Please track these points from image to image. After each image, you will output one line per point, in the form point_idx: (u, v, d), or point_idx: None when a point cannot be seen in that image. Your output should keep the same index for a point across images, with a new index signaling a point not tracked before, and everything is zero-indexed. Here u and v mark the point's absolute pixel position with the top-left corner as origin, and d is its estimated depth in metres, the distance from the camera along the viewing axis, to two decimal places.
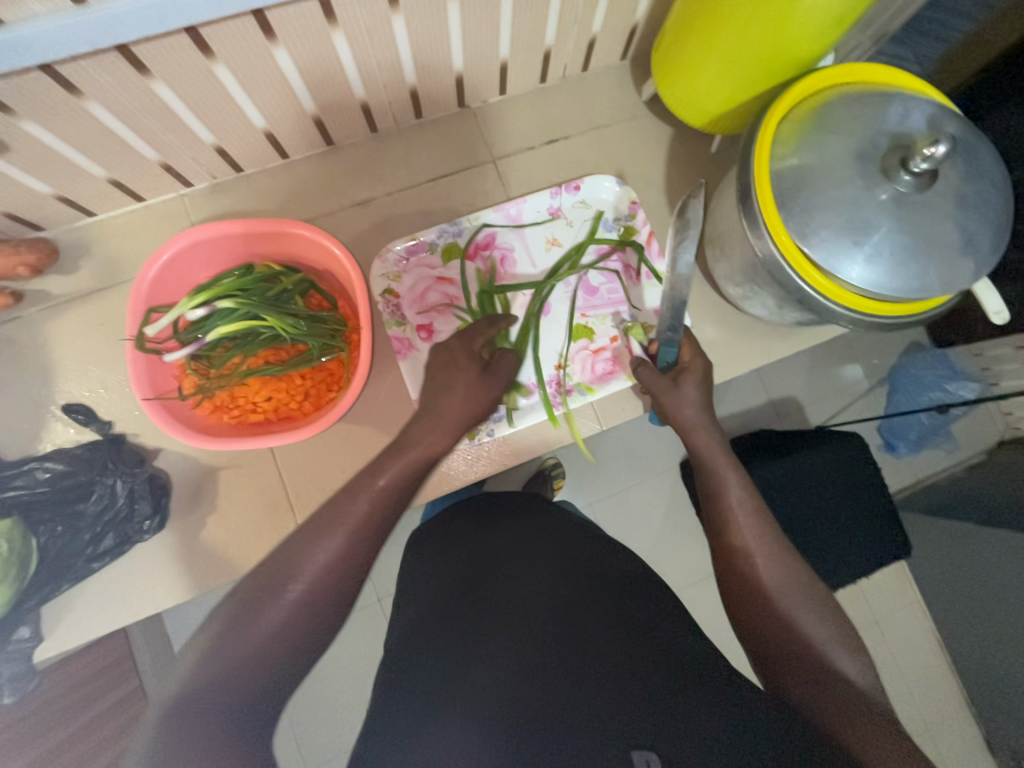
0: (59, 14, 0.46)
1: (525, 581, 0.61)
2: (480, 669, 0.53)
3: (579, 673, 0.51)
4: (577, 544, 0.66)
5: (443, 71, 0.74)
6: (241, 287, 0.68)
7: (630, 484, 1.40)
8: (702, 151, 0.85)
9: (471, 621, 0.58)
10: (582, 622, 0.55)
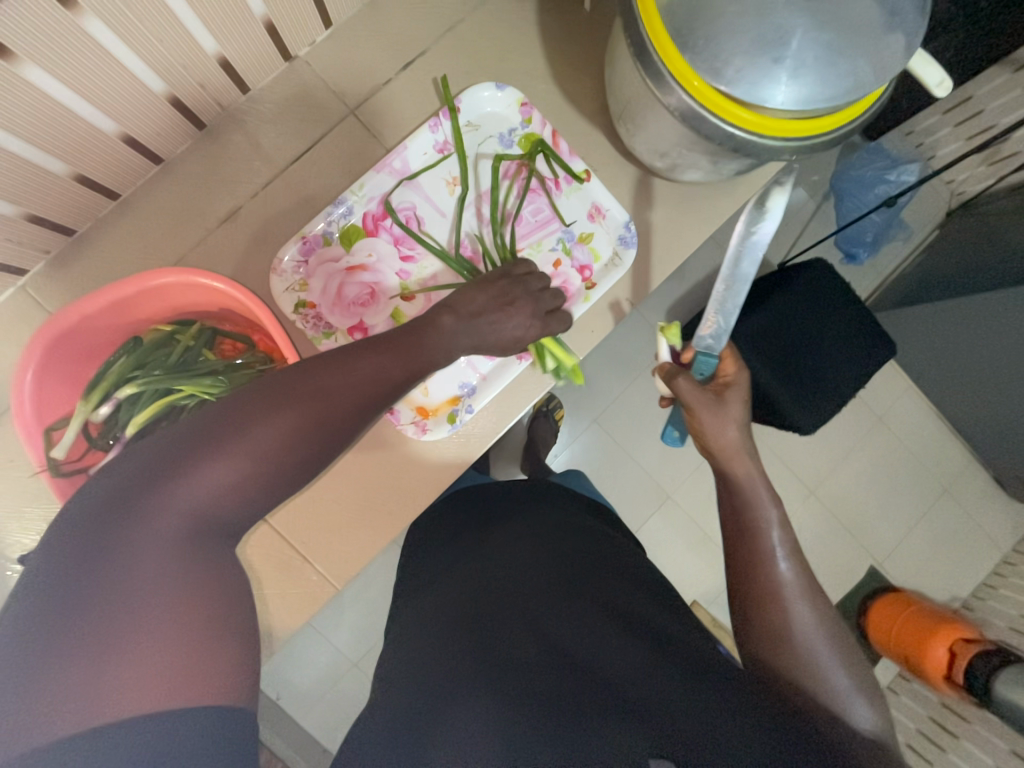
0: None
1: (526, 576, 0.63)
2: (490, 659, 0.53)
3: (593, 666, 0.51)
4: (579, 554, 0.67)
5: (246, 22, 0.59)
6: (138, 365, 0.60)
7: (625, 391, 1.39)
8: (577, 14, 0.73)
9: (492, 617, 0.58)
10: (593, 617, 0.56)
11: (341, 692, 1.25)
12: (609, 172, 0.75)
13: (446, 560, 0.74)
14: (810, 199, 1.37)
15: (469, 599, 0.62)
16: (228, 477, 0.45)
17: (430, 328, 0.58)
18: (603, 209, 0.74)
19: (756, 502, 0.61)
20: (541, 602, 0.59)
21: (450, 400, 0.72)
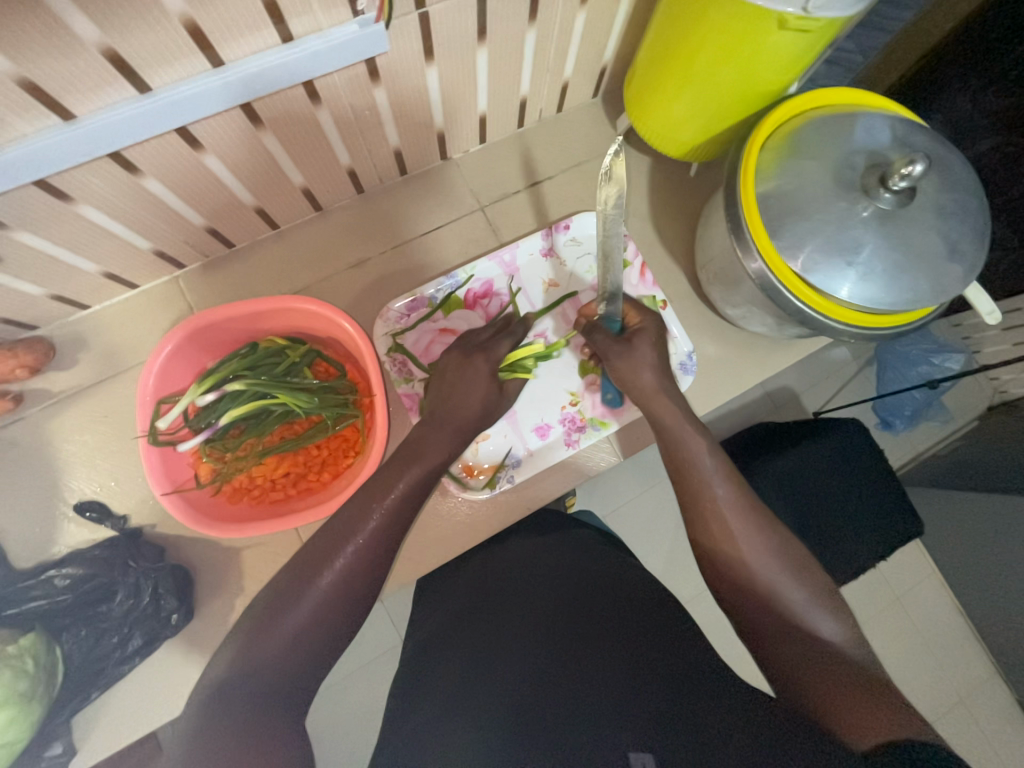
0: (51, 131, 0.48)
1: (520, 593, 0.69)
2: (480, 686, 0.57)
3: (587, 680, 0.53)
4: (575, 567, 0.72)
5: (426, 130, 0.75)
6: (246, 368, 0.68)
7: (644, 499, 1.40)
8: (681, 178, 0.88)
9: (482, 633, 0.65)
10: (582, 633, 0.58)
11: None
12: (683, 304, 0.85)
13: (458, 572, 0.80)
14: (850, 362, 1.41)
15: (477, 619, 0.68)
16: (351, 554, 0.54)
17: (466, 382, 0.67)
18: (672, 336, 0.82)
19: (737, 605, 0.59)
20: (535, 620, 0.62)
21: (494, 466, 0.78)
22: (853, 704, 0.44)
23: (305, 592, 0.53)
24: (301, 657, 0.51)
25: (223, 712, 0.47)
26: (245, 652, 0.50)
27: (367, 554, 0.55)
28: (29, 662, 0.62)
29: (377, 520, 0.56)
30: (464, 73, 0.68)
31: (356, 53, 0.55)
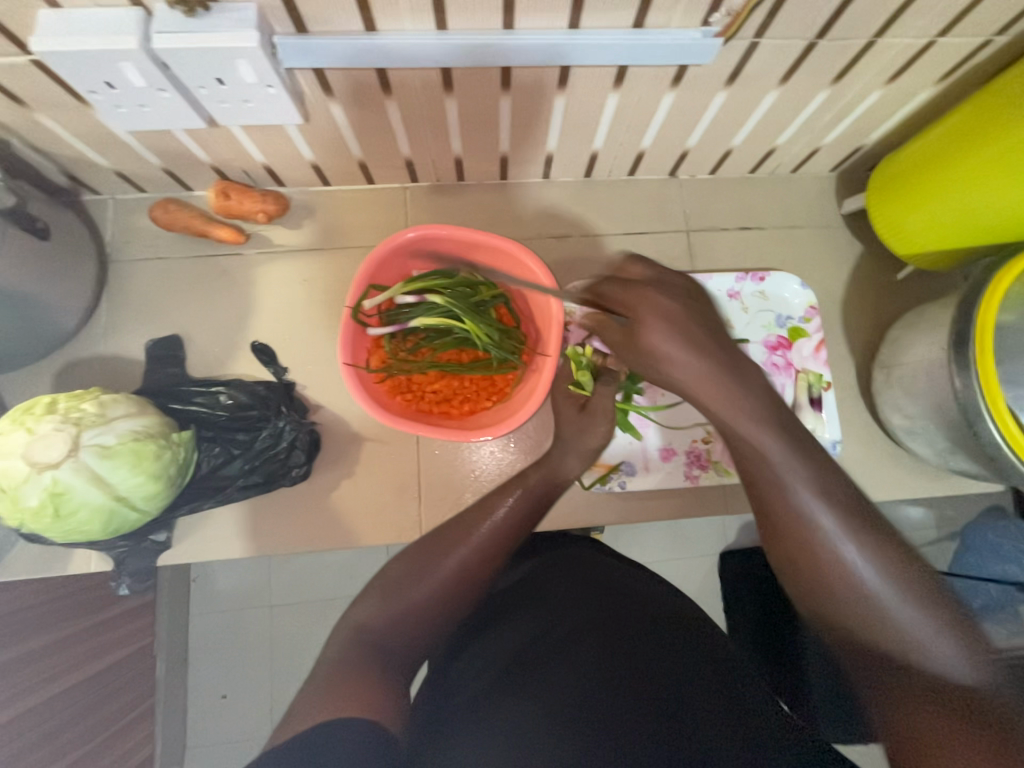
0: (422, 33, 0.55)
1: (559, 598, 0.68)
2: (526, 681, 0.59)
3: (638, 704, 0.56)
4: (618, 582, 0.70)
5: (676, 144, 0.79)
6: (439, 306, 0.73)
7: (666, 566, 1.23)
8: (886, 276, 0.87)
9: (520, 627, 0.66)
10: (627, 654, 0.60)
11: (251, 627, 1.17)
12: (842, 393, 0.84)
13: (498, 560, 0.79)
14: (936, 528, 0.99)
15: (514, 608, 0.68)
16: (461, 555, 0.62)
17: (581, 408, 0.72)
18: (822, 417, 0.80)
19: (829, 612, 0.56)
20: (579, 630, 0.63)
21: (610, 464, 0.79)
22: None
23: (418, 582, 0.60)
24: (405, 639, 0.58)
25: (347, 660, 0.54)
26: (364, 622, 0.58)
27: (475, 555, 0.62)
28: (181, 454, 0.66)
29: (487, 528, 0.64)
30: (744, 107, 0.71)
31: (681, 57, 0.59)
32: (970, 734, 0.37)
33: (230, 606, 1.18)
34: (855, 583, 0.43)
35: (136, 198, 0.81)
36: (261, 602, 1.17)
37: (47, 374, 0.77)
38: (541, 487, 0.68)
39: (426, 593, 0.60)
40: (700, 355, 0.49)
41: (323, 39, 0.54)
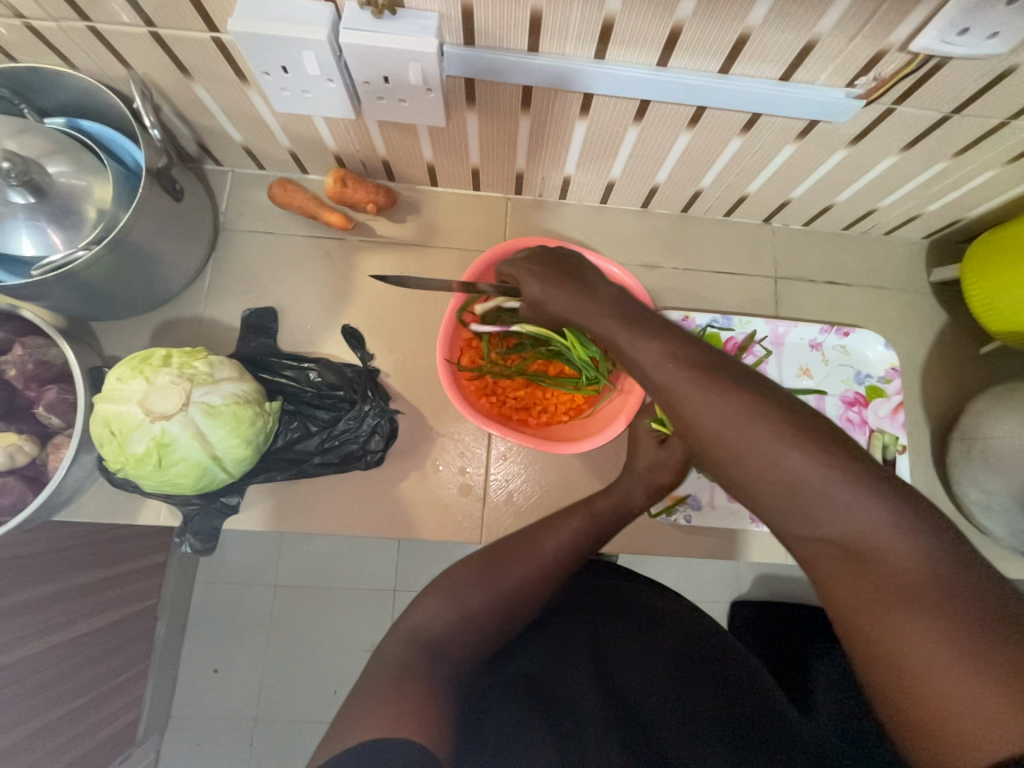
0: (579, 60, 0.58)
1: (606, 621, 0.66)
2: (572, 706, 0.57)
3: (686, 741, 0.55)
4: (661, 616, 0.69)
5: (781, 192, 0.81)
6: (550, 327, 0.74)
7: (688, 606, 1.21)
8: (969, 349, 0.87)
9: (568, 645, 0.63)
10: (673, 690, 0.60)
11: (252, 601, 1.17)
12: (915, 459, 0.83)
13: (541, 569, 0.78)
14: None
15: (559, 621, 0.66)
16: (527, 569, 0.59)
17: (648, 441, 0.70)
18: None
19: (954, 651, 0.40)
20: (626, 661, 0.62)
21: (676, 496, 0.80)
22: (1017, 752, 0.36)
23: (480, 592, 0.57)
24: (461, 650, 0.54)
25: (405, 663, 0.50)
26: (422, 628, 0.54)
27: (540, 573, 0.59)
28: (270, 423, 0.68)
29: (555, 544, 0.61)
30: (859, 166, 0.73)
31: (816, 112, 0.62)
32: (993, 669, 0.36)
33: (236, 578, 1.18)
34: (843, 528, 0.43)
35: (254, 173, 0.85)
36: (268, 580, 1.17)
37: (146, 327, 0.80)
38: (606, 516, 0.65)
39: (485, 604, 0.56)
40: (688, 373, 0.50)
41: (486, 54, 0.57)
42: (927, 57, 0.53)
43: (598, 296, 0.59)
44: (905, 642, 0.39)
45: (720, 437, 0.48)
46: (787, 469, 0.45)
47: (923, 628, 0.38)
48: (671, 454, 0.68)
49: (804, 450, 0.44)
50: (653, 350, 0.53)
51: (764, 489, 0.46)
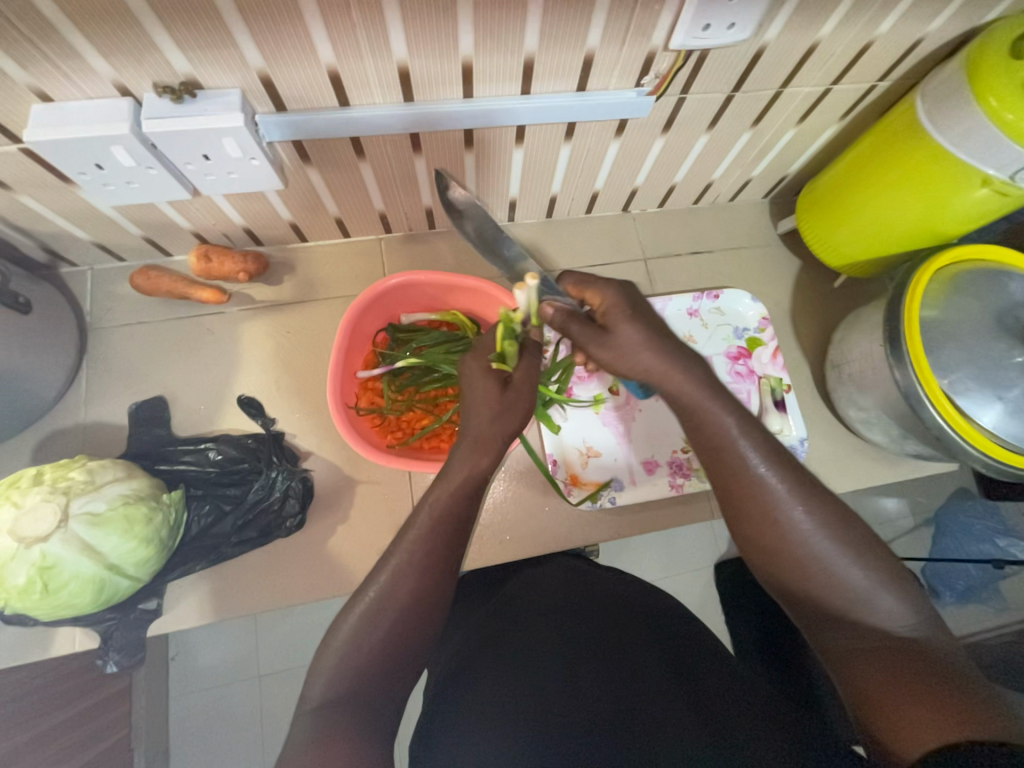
0: (391, 106, 0.62)
1: (547, 611, 0.69)
2: (511, 691, 0.61)
3: (631, 692, 0.59)
4: (604, 592, 0.73)
5: (625, 183, 0.88)
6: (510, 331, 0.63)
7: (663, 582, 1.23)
8: (825, 286, 0.96)
9: (521, 644, 0.66)
10: (613, 645, 0.64)
11: (238, 702, 1.07)
12: (802, 394, 0.91)
13: (492, 590, 0.77)
14: (909, 516, 1.04)
15: (512, 627, 0.68)
16: (399, 581, 0.55)
17: (484, 398, 0.61)
18: (788, 418, 0.86)
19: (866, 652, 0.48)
20: (568, 635, 0.66)
21: (599, 482, 0.83)
22: (903, 710, 0.44)
23: (378, 630, 0.53)
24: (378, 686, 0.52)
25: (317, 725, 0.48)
26: (331, 686, 0.51)
27: (407, 587, 0.54)
28: (172, 516, 0.66)
29: (412, 550, 0.56)
30: (681, 149, 0.80)
31: (620, 112, 0.68)
32: (927, 687, 0.44)
33: (211, 683, 1.06)
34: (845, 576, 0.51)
35: (116, 267, 0.83)
36: (247, 672, 1.07)
37: (26, 446, 0.76)
38: (455, 494, 0.58)
39: (379, 652, 0.53)
40: (786, 476, 0.54)
41: (302, 116, 0.60)
42: (690, 50, 0.60)
43: (641, 329, 0.59)
44: (895, 693, 0.45)
45: (797, 528, 0.53)
46: (832, 568, 0.51)
47: (914, 692, 0.44)
48: (516, 397, 0.62)
49: (863, 565, 0.51)
50: (754, 450, 0.55)
51: (804, 569, 0.52)
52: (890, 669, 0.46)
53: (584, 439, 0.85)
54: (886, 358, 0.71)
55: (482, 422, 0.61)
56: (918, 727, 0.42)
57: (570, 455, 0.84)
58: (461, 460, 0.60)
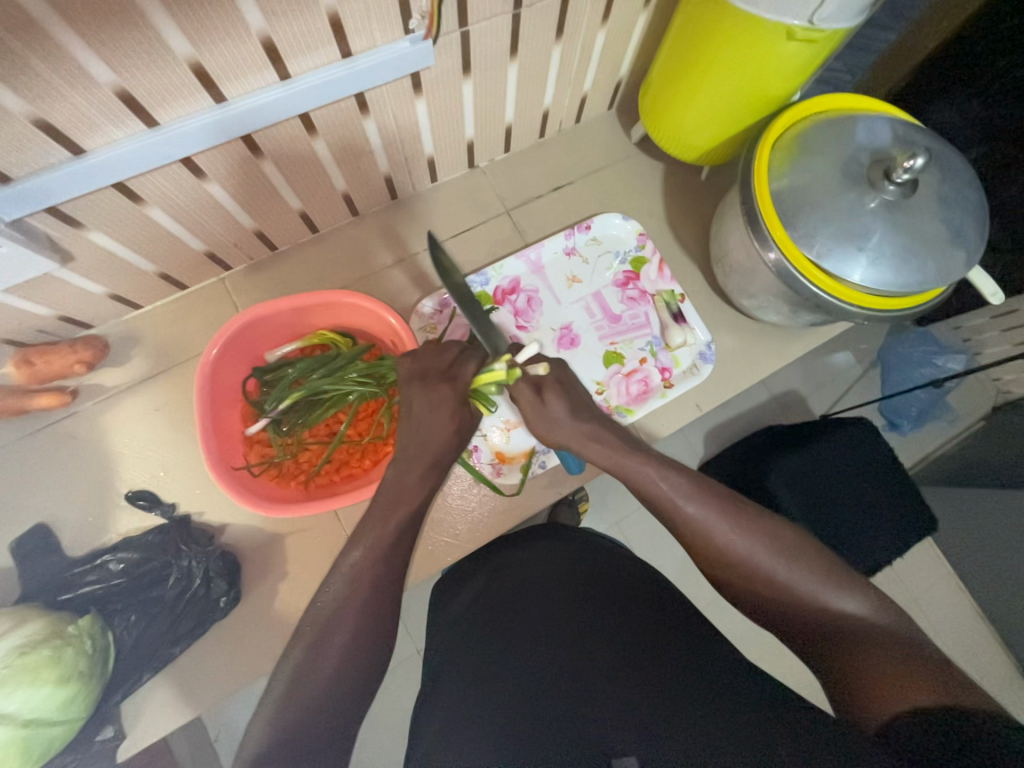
0: (134, 136, 0.53)
1: (534, 594, 0.67)
2: (499, 685, 0.59)
3: (597, 671, 0.57)
4: (594, 568, 0.70)
5: (457, 139, 0.81)
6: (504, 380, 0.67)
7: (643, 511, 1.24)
8: (694, 182, 0.94)
9: (504, 635, 0.63)
10: (592, 619, 0.62)
11: None
12: (699, 297, 0.90)
13: (469, 574, 0.75)
14: None
15: (498, 617, 0.66)
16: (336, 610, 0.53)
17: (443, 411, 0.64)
18: (689, 327, 0.86)
19: (834, 636, 0.50)
20: (552, 611, 0.64)
21: (526, 451, 0.82)
22: (876, 685, 0.45)
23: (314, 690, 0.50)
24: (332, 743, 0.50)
25: None
26: None
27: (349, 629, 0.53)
28: (88, 643, 0.63)
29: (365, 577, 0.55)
30: (495, 85, 0.74)
31: (402, 66, 0.61)
32: (894, 665, 0.45)
33: None
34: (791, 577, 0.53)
35: None
36: None
37: None
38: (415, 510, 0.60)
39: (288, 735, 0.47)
40: (704, 501, 0.59)
41: (36, 179, 0.51)
42: None
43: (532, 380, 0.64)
44: (870, 671, 0.46)
45: (732, 543, 0.56)
46: (781, 573, 0.54)
47: (881, 670, 0.46)
48: (472, 420, 0.67)
49: (802, 561, 0.54)
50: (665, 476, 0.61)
51: (760, 578, 0.55)
52: (863, 651, 0.48)
53: (499, 415, 0.82)
54: (752, 242, 0.71)
55: (446, 446, 0.64)
56: (888, 692, 0.45)
57: (491, 436, 0.82)
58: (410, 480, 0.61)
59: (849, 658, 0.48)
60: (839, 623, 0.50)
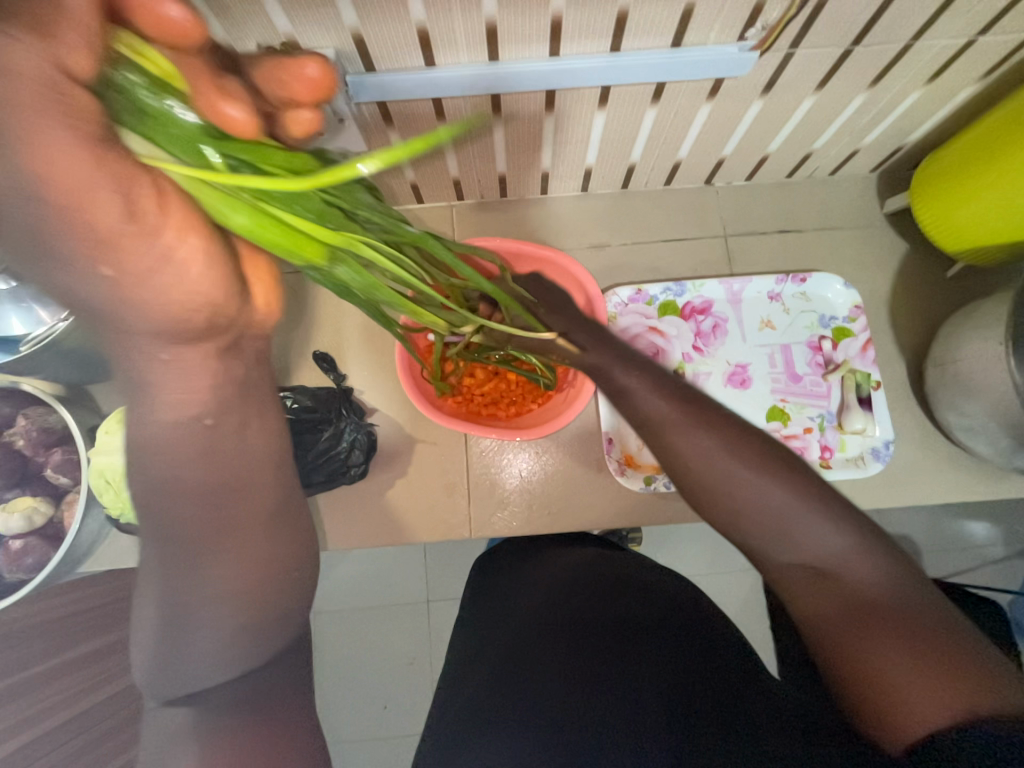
0: (475, 63, 0.61)
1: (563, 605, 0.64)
2: (520, 693, 0.57)
3: (619, 708, 0.54)
4: (637, 595, 0.65)
5: (712, 152, 0.81)
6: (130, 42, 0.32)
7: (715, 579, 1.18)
8: (935, 277, 0.86)
9: (530, 638, 0.61)
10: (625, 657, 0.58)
11: None
12: (892, 393, 0.83)
13: (513, 571, 0.74)
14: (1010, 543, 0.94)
15: (529, 619, 0.64)
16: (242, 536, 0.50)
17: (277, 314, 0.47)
18: (873, 417, 0.79)
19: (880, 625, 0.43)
20: (576, 628, 0.61)
21: (655, 466, 0.81)
22: (900, 689, 0.41)
23: None
24: None
25: None
26: None
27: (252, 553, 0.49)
28: None
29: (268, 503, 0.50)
30: (782, 111, 0.73)
31: (717, 69, 0.62)
32: (922, 670, 0.41)
33: None
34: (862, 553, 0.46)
35: None
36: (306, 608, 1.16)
37: None
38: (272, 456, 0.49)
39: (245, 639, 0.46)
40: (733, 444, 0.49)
41: (389, 75, 0.61)
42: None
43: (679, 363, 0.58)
44: (885, 673, 0.42)
45: (750, 503, 0.48)
46: (816, 535, 0.46)
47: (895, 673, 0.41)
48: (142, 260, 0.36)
49: (845, 526, 0.46)
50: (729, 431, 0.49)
51: (782, 547, 0.48)
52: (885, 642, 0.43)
53: None
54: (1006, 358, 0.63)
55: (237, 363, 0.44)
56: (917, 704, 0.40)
57: (626, 436, 0.82)
58: (196, 374, 0.41)
59: (877, 655, 0.43)
60: (877, 583, 0.45)
